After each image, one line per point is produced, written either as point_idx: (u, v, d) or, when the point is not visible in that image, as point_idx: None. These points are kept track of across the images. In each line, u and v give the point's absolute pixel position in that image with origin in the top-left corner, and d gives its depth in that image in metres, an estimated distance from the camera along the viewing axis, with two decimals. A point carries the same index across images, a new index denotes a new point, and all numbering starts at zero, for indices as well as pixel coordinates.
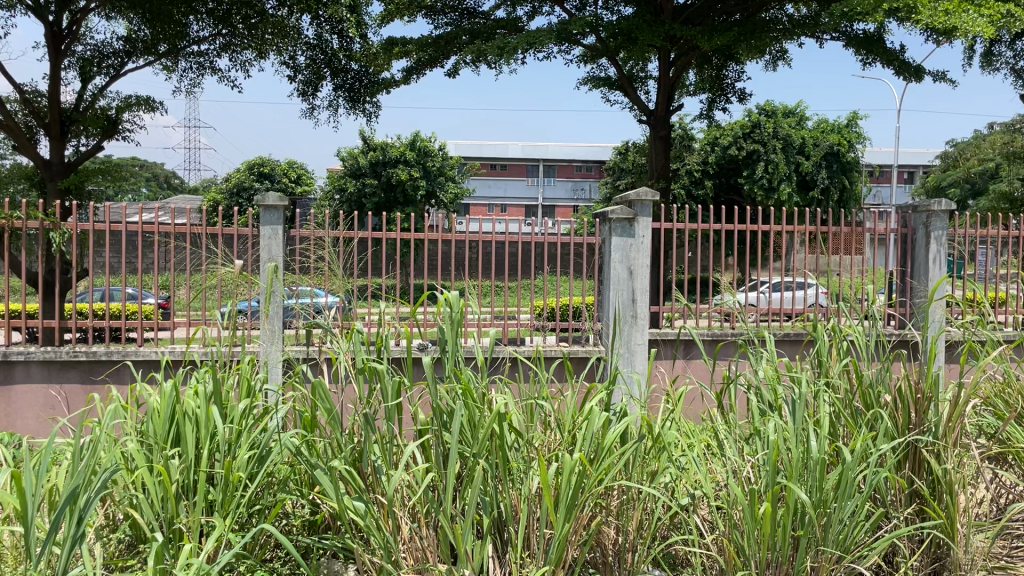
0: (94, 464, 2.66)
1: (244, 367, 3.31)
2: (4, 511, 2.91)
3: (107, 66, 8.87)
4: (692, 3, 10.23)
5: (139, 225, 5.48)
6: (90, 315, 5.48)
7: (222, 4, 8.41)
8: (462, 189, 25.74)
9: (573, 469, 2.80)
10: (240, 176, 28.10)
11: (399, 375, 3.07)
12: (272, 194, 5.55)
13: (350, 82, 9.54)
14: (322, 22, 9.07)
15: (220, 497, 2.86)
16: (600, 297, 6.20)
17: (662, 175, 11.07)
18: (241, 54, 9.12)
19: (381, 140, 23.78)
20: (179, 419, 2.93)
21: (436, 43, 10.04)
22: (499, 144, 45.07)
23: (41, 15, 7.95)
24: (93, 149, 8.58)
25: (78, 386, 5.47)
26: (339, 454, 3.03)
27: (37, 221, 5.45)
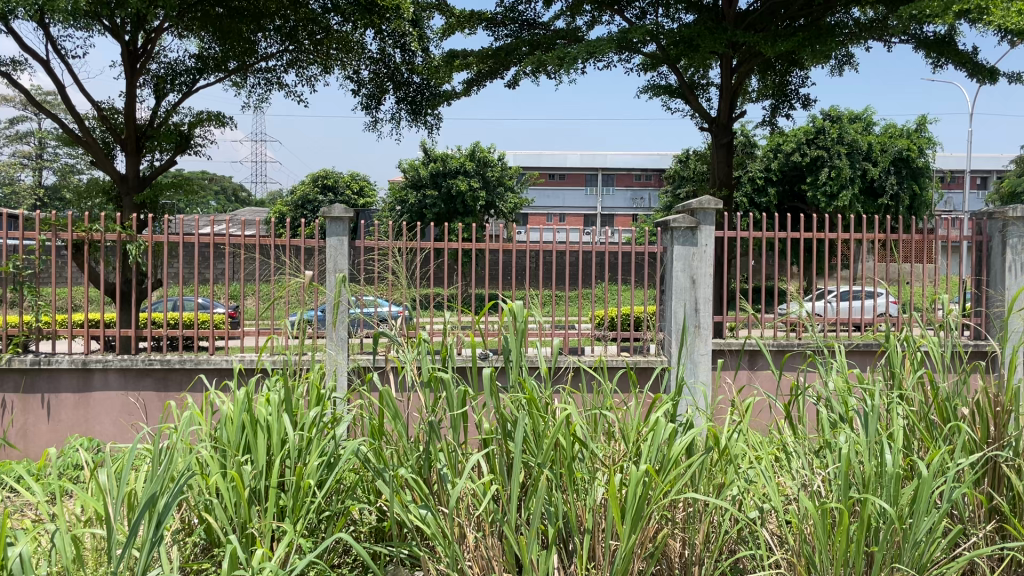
0: (172, 469, 2.74)
1: (313, 375, 3.37)
2: (87, 514, 3.01)
3: (179, 83, 9.16)
4: (755, 9, 10.09)
5: (211, 236, 5.64)
6: (165, 325, 5.65)
7: (289, 21, 8.66)
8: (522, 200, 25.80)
9: (639, 481, 2.77)
10: (305, 188, 28.69)
11: (464, 385, 3.09)
12: (338, 206, 5.62)
13: (412, 95, 9.61)
14: (386, 36, 9.10)
15: (291, 503, 2.92)
16: (663, 307, 6.13)
17: (724, 184, 10.91)
18: (307, 69, 9.34)
19: (442, 151, 24.02)
20: (251, 426, 3.00)
21: (496, 55, 10.07)
22: (557, 154, 45.09)
23: (118, 35, 8.27)
24: (167, 164, 8.87)
25: (154, 393, 5.64)
26: (406, 463, 3.06)
27: (115, 234, 5.65)
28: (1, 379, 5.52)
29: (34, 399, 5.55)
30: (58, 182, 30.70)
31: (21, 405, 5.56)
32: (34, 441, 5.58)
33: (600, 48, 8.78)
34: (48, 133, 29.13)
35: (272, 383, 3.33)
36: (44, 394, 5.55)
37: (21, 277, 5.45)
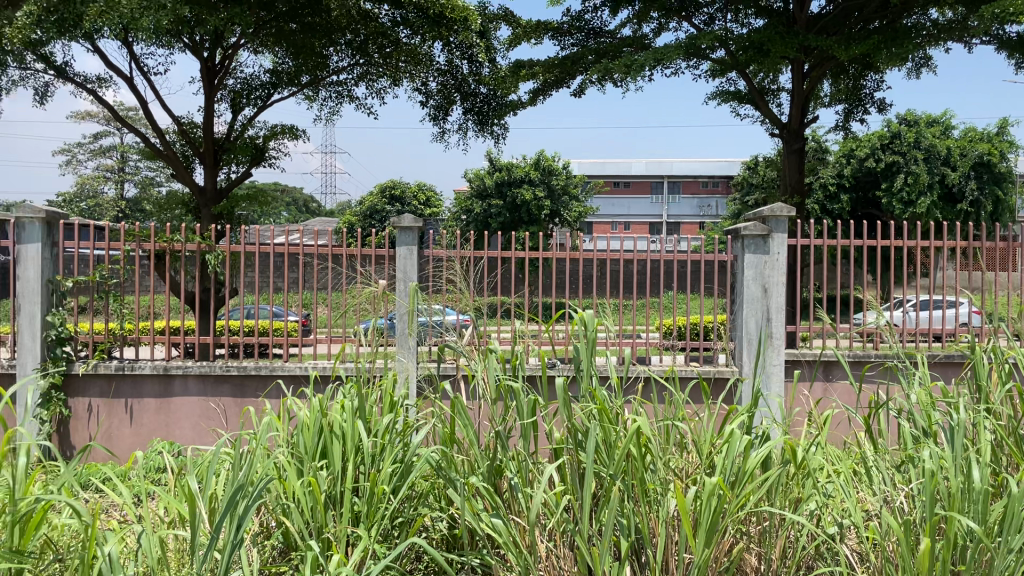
0: (252, 473, 2.81)
1: (386, 383, 3.42)
2: (171, 516, 3.10)
3: (255, 98, 9.43)
4: (827, 13, 9.90)
5: (285, 246, 5.78)
6: (241, 332, 5.79)
7: (360, 35, 8.87)
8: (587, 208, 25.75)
9: (714, 493, 2.72)
10: (372, 199, 29.19)
11: (535, 394, 3.08)
12: (407, 215, 5.71)
13: (479, 106, 9.56)
14: (453, 48, 9.12)
15: (366, 508, 2.97)
16: (733, 316, 6.02)
17: (795, 191, 10.68)
18: (377, 82, 9.51)
19: (507, 160, 24.13)
20: (327, 432, 3.06)
21: (562, 64, 10.09)
22: (622, 162, 44.85)
23: (198, 52, 8.57)
24: (243, 176, 9.12)
25: (232, 399, 5.78)
26: (477, 471, 3.07)
27: (194, 244, 5.83)
28: (87, 384, 5.73)
29: (118, 403, 5.75)
30: (138, 194, 31.90)
31: (106, 409, 5.75)
32: (117, 444, 5.77)
33: (668, 55, 8.72)
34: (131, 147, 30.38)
35: (346, 391, 3.39)
36: (127, 399, 5.75)
37: (107, 286, 5.67)
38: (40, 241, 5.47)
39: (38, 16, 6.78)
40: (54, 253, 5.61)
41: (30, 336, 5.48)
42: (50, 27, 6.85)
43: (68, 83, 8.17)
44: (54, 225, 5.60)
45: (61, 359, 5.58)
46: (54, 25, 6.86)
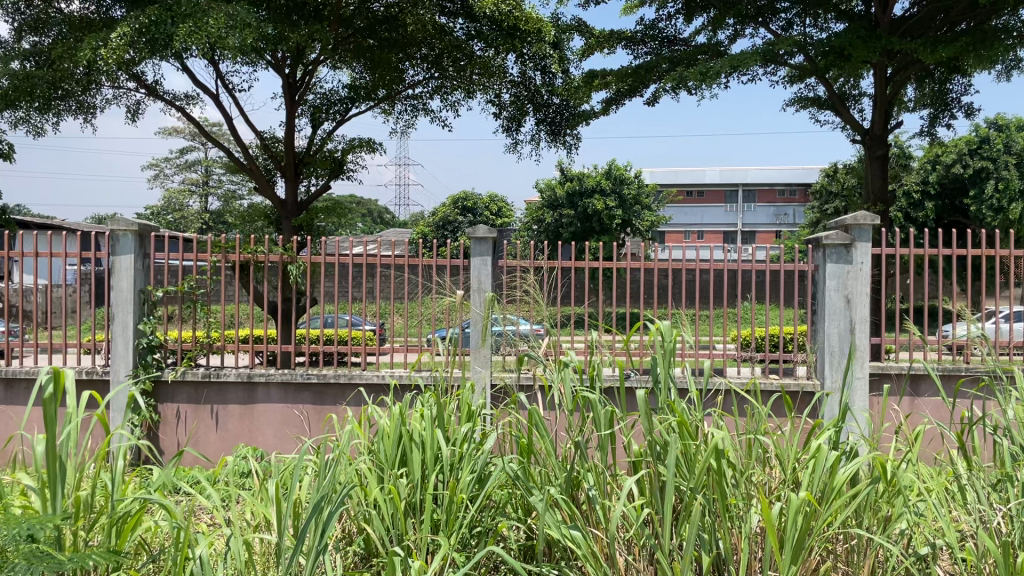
0: (335, 480, 2.87)
1: (463, 392, 3.43)
2: (256, 520, 3.17)
3: (334, 112, 9.67)
4: (912, 15, 9.76)
5: (363, 256, 5.89)
6: (321, 342, 5.92)
7: (434, 49, 9.07)
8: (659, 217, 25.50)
9: (799, 511, 2.65)
10: (444, 209, 29.52)
11: (614, 406, 3.04)
12: (482, 226, 5.74)
13: (552, 116, 9.59)
14: (526, 60, 9.14)
15: (446, 516, 2.98)
16: (814, 328, 5.86)
17: (879, 198, 10.36)
18: (451, 95, 9.64)
19: (579, 170, 24.09)
20: (407, 441, 3.10)
21: (636, 73, 10.04)
22: (695, 171, 44.31)
23: (279, 68, 8.84)
24: (322, 189, 9.34)
25: (312, 406, 5.91)
26: (555, 482, 3.05)
27: (277, 255, 5.99)
28: (176, 391, 5.94)
29: (204, 409, 5.93)
30: (222, 207, 33.01)
31: (193, 415, 5.95)
32: (204, 449, 5.96)
33: (745, 62, 8.58)
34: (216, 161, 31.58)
35: (425, 400, 3.41)
36: (213, 405, 5.93)
37: (195, 296, 5.86)
38: (133, 253, 5.70)
39: (131, 37, 7.07)
40: (145, 264, 5.84)
41: (123, 344, 5.71)
42: (142, 48, 7.17)
43: (158, 101, 8.51)
44: (145, 237, 5.83)
45: (152, 365, 5.79)
46: (146, 46, 7.18)
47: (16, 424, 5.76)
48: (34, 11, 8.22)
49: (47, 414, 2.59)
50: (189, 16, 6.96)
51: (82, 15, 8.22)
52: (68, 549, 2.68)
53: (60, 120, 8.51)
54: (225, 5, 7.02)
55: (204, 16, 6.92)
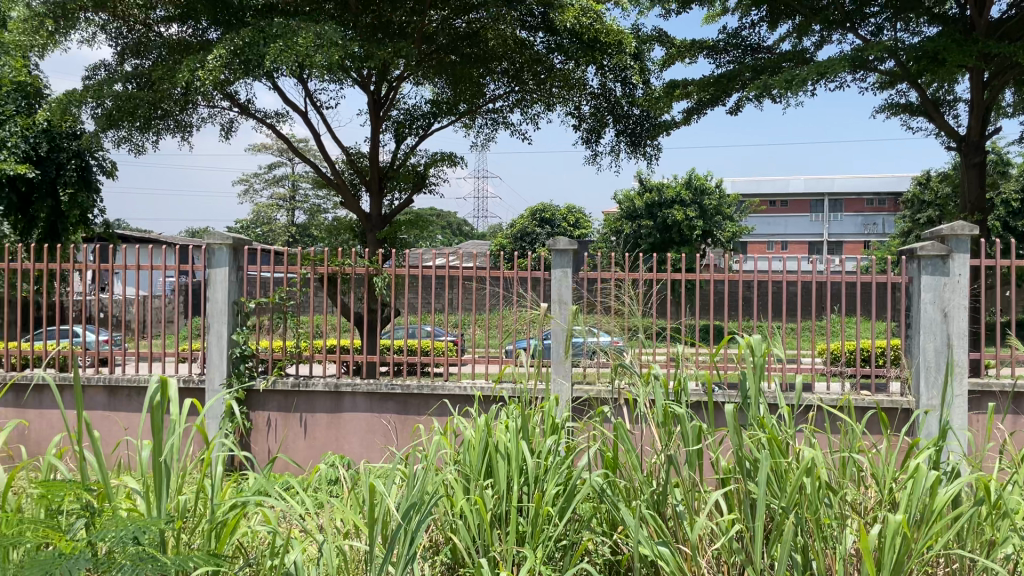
0: (423, 490, 2.92)
1: (547, 405, 3.43)
2: (347, 526, 3.25)
3: (416, 127, 9.87)
4: (1012, 16, 9.35)
5: (445, 268, 5.97)
6: (405, 352, 6.02)
7: (515, 64, 9.11)
8: (741, 228, 25.05)
9: (898, 533, 2.56)
10: (523, 221, 29.65)
11: (702, 421, 2.98)
12: (563, 238, 5.73)
13: (632, 127, 9.55)
14: (606, 72, 9.10)
15: (531, 529, 2.97)
16: (908, 342, 5.66)
17: (976, 207, 9.96)
18: (531, 108, 9.71)
19: (658, 181, 23.86)
20: (492, 452, 3.12)
21: (718, 83, 9.93)
22: (778, 180, 43.33)
23: (365, 85, 9.08)
24: (405, 202, 9.52)
25: (396, 416, 6.01)
26: (642, 497, 3.03)
27: (363, 267, 6.13)
28: (267, 399, 6.13)
29: (294, 417, 6.10)
30: (307, 220, 33.97)
31: (283, 422, 6.12)
32: (293, 456, 6.13)
33: (832, 68, 8.38)
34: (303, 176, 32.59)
35: (509, 412, 3.43)
36: (302, 414, 6.09)
37: (285, 307, 6.05)
38: (227, 265, 5.93)
39: (226, 58, 7.35)
40: (239, 276, 6.07)
41: (218, 353, 5.95)
42: (237, 69, 7.45)
43: (250, 119, 8.83)
44: (239, 250, 6.04)
45: (244, 374, 6.01)
46: (240, 67, 7.46)
47: (121, 429, 6.04)
48: (135, 36, 8.66)
49: (154, 421, 2.72)
50: (280, 37, 7.23)
51: (179, 38, 8.59)
52: (173, 551, 2.79)
53: (159, 138, 8.92)
54: (314, 25, 7.27)
55: (294, 36, 7.19)
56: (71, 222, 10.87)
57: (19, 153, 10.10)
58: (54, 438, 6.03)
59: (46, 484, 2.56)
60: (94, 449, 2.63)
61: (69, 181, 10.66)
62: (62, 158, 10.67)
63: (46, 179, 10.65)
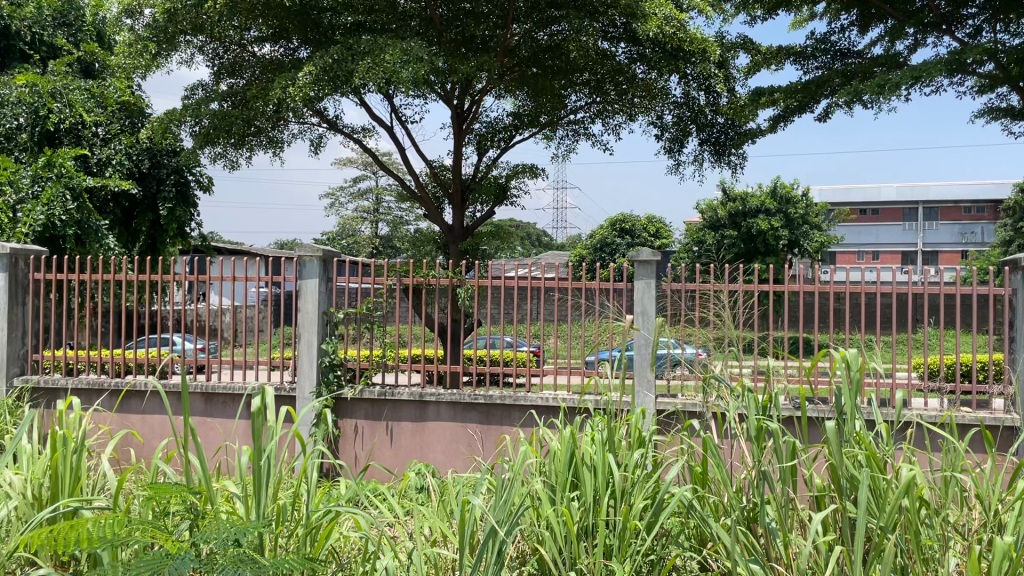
0: (511, 501, 2.94)
1: (634, 417, 3.39)
2: (435, 534, 3.29)
3: (498, 140, 9.99)
4: None
5: (527, 279, 5.98)
6: (487, 363, 6.06)
7: (597, 75, 9.13)
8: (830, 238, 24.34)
9: (1008, 557, 2.44)
10: (602, 232, 29.49)
11: (796, 436, 2.92)
12: (646, 249, 5.67)
13: (716, 136, 9.42)
14: (690, 80, 9.00)
15: (619, 542, 2.95)
16: (1013, 357, 5.39)
17: None
18: (613, 119, 9.70)
19: (742, 190, 23.41)
20: (578, 464, 3.11)
21: (805, 89, 9.72)
22: (870, 188, 41.89)
23: (448, 100, 9.22)
24: (487, 214, 9.62)
25: (479, 426, 6.05)
26: (733, 513, 2.97)
27: (447, 278, 6.23)
28: (354, 407, 6.27)
29: (381, 425, 6.22)
30: (390, 232, 34.60)
31: (369, 430, 6.24)
32: (379, 463, 6.25)
33: (928, 72, 8.09)
34: (386, 189, 33.25)
35: (595, 423, 3.41)
36: (388, 422, 6.20)
37: (372, 317, 6.19)
38: (317, 277, 6.11)
39: (316, 75, 7.58)
40: (328, 287, 6.25)
41: (309, 362, 6.12)
42: (325, 86, 7.66)
43: (338, 134, 9.08)
44: (329, 262, 6.22)
45: (333, 383, 6.16)
46: (329, 84, 7.67)
47: (221, 435, 6.26)
48: (230, 55, 9.02)
49: (253, 428, 2.82)
50: (367, 54, 7.46)
51: (272, 57, 8.93)
52: (270, 554, 2.88)
53: (252, 154, 9.26)
54: (400, 42, 7.42)
55: (382, 53, 7.38)
56: (169, 235, 11.38)
57: (123, 170, 10.65)
58: (162, 442, 6.32)
59: (154, 486, 2.68)
60: (198, 454, 2.75)
61: (168, 196, 11.14)
62: (162, 174, 11.11)
63: (148, 194, 11.17)
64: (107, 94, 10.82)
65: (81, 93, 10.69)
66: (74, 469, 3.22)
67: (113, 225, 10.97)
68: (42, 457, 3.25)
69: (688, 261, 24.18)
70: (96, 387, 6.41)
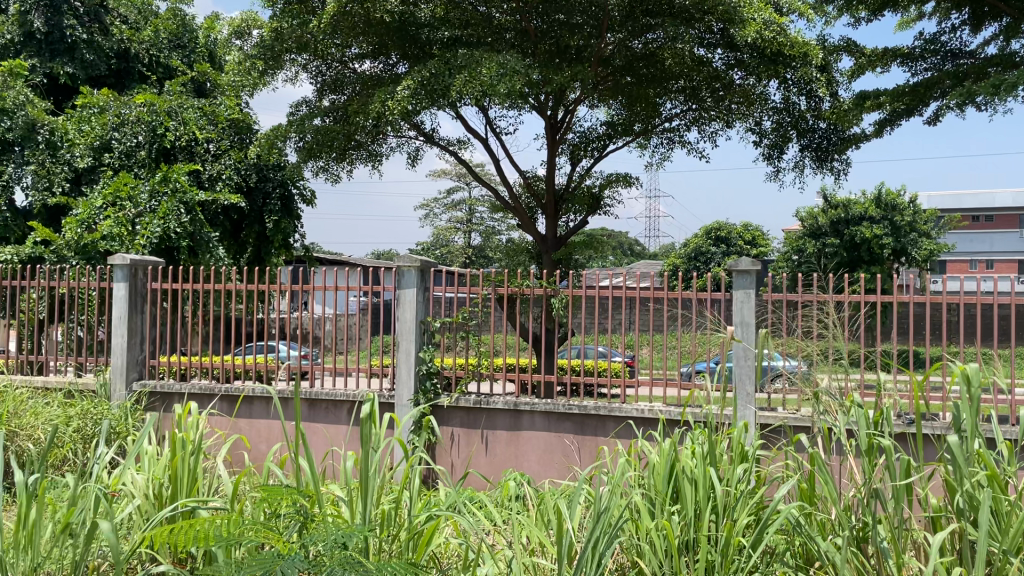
0: (611, 512, 2.92)
1: (736, 431, 3.31)
2: (534, 543, 3.30)
3: (592, 149, 10.00)
4: None
5: (622, 289, 5.91)
6: (581, 373, 6.03)
7: (692, 82, 9.04)
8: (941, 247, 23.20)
9: None
10: (698, 241, 28.98)
11: (910, 454, 2.80)
12: (745, 258, 5.55)
13: (818, 142, 9.18)
14: (790, 85, 8.78)
15: (721, 558, 2.89)
16: None
17: None
18: (709, 126, 9.56)
19: (844, 197, 22.64)
20: (678, 477, 3.07)
21: (913, 92, 9.35)
22: (984, 194, 40.07)
23: (542, 111, 9.28)
24: (581, 224, 9.61)
25: (574, 435, 6.04)
26: (843, 532, 2.87)
27: (541, 288, 6.25)
28: (450, 415, 6.35)
29: (477, 434, 6.28)
30: (483, 242, 34.98)
31: (465, 438, 6.32)
32: (475, 471, 6.31)
33: None
34: (479, 200, 33.66)
35: (696, 436, 3.36)
36: (484, 430, 6.26)
37: (468, 326, 6.28)
38: (415, 287, 6.25)
39: (414, 89, 7.76)
40: (425, 296, 6.38)
41: (407, 370, 6.26)
42: (423, 100, 7.84)
43: (434, 147, 9.26)
44: (426, 272, 6.35)
45: (430, 391, 6.26)
46: (427, 97, 7.84)
47: (327, 440, 6.44)
48: (333, 72, 9.32)
49: (359, 435, 2.91)
50: (464, 68, 7.59)
51: (372, 73, 9.18)
52: (375, 558, 2.96)
53: (353, 167, 9.54)
54: (497, 56, 7.52)
55: (478, 67, 7.48)
56: (275, 247, 11.80)
57: (232, 184, 11.17)
58: (274, 446, 6.57)
59: (267, 488, 2.80)
60: (308, 458, 2.85)
61: (274, 209, 11.61)
62: (268, 187, 11.63)
63: (254, 208, 11.68)
64: (218, 112, 11.38)
65: (195, 112, 11.29)
66: (192, 470, 3.41)
67: (223, 237, 11.45)
68: (162, 458, 3.44)
69: (787, 270, 23.49)
70: (208, 393, 6.69)
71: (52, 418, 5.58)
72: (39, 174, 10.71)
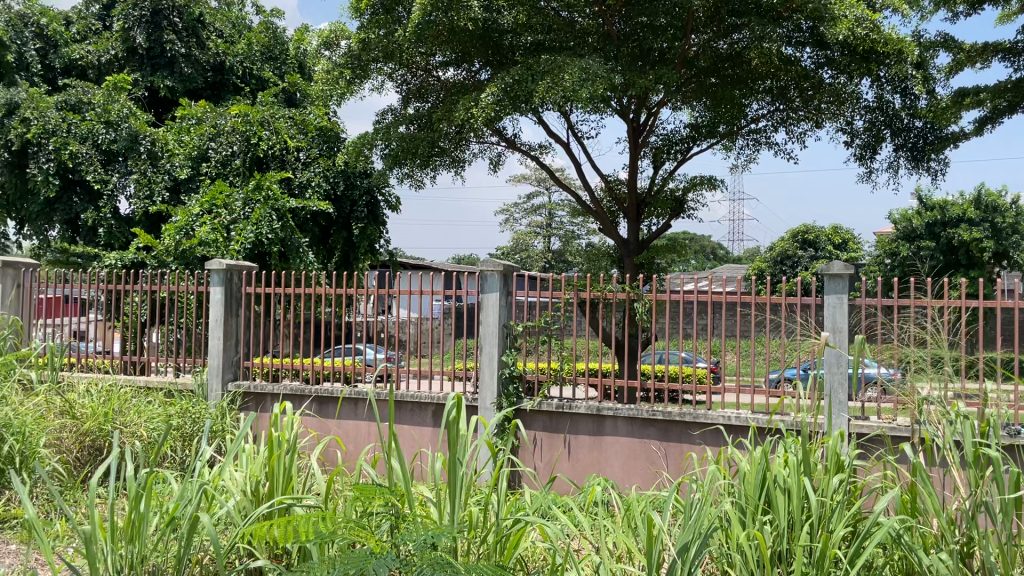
0: (702, 520, 2.87)
1: (831, 440, 3.21)
2: (621, 550, 3.27)
3: (675, 152, 9.91)
4: None
5: (708, 293, 5.82)
6: (663, 379, 5.91)
7: (780, 81, 8.92)
8: None
9: None
10: (784, 244, 28.27)
11: (1021, 467, 2.67)
12: (837, 262, 5.37)
13: (913, 141, 8.82)
14: (884, 83, 8.51)
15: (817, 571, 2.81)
16: None
17: None
18: (798, 126, 9.34)
19: (941, 198, 21.75)
20: (770, 486, 2.99)
21: (1016, 88, 8.93)
22: None
23: (625, 114, 9.24)
24: (662, 228, 9.51)
25: (657, 442, 5.96)
26: (947, 547, 2.75)
27: (624, 292, 6.20)
28: (533, 419, 6.37)
29: (559, 438, 6.28)
30: (563, 247, 34.98)
31: (548, 442, 6.33)
32: (557, 475, 6.31)
33: None
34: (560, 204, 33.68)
35: (788, 444, 3.26)
36: (567, 435, 6.25)
37: (551, 330, 6.28)
38: (498, 291, 6.31)
39: (498, 96, 7.86)
40: (508, 301, 6.42)
41: (490, 374, 6.31)
42: (507, 106, 7.92)
43: (516, 152, 9.31)
44: (509, 276, 6.39)
45: (513, 395, 6.31)
46: (510, 103, 7.92)
47: (414, 442, 6.55)
48: (418, 81, 9.56)
49: (446, 436, 2.93)
50: (547, 74, 7.60)
51: (455, 80, 9.33)
52: (463, 560, 2.98)
53: (436, 173, 9.68)
54: (579, 60, 7.52)
55: (561, 72, 7.50)
56: (361, 252, 12.07)
57: (320, 191, 11.49)
58: (364, 447, 6.72)
59: (360, 488, 2.86)
60: (399, 458, 2.89)
61: (361, 216, 11.89)
62: (356, 195, 11.87)
63: (342, 214, 11.96)
64: (308, 121, 11.74)
65: (286, 122, 11.68)
66: (288, 469, 3.53)
67: (312, 243, 11.77)
68: (259, 456, 3.58)
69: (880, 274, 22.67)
70: (300, 394, 6.88)
71: (154, 417, 5.84)
72: (141, 183, 11.23)
